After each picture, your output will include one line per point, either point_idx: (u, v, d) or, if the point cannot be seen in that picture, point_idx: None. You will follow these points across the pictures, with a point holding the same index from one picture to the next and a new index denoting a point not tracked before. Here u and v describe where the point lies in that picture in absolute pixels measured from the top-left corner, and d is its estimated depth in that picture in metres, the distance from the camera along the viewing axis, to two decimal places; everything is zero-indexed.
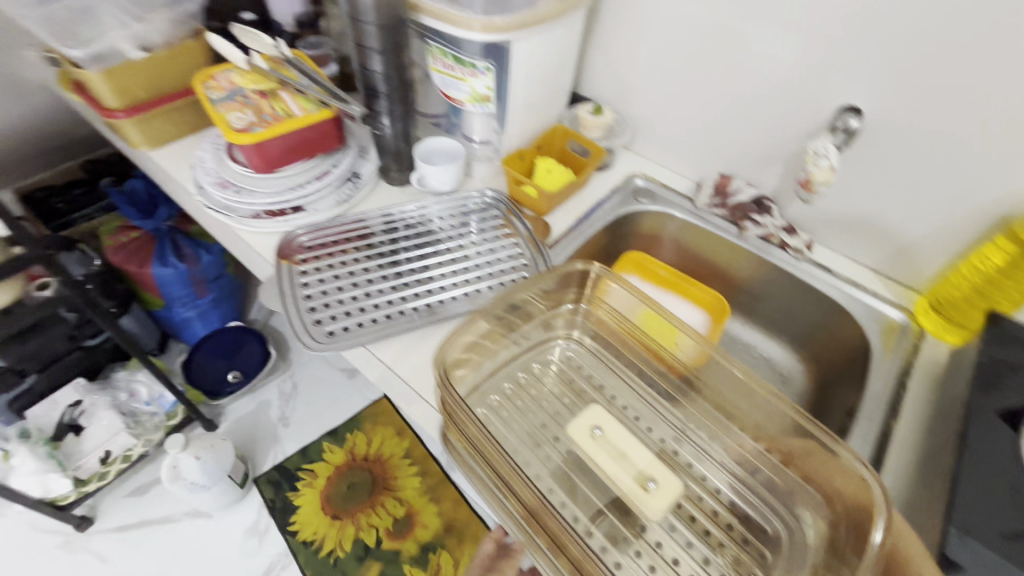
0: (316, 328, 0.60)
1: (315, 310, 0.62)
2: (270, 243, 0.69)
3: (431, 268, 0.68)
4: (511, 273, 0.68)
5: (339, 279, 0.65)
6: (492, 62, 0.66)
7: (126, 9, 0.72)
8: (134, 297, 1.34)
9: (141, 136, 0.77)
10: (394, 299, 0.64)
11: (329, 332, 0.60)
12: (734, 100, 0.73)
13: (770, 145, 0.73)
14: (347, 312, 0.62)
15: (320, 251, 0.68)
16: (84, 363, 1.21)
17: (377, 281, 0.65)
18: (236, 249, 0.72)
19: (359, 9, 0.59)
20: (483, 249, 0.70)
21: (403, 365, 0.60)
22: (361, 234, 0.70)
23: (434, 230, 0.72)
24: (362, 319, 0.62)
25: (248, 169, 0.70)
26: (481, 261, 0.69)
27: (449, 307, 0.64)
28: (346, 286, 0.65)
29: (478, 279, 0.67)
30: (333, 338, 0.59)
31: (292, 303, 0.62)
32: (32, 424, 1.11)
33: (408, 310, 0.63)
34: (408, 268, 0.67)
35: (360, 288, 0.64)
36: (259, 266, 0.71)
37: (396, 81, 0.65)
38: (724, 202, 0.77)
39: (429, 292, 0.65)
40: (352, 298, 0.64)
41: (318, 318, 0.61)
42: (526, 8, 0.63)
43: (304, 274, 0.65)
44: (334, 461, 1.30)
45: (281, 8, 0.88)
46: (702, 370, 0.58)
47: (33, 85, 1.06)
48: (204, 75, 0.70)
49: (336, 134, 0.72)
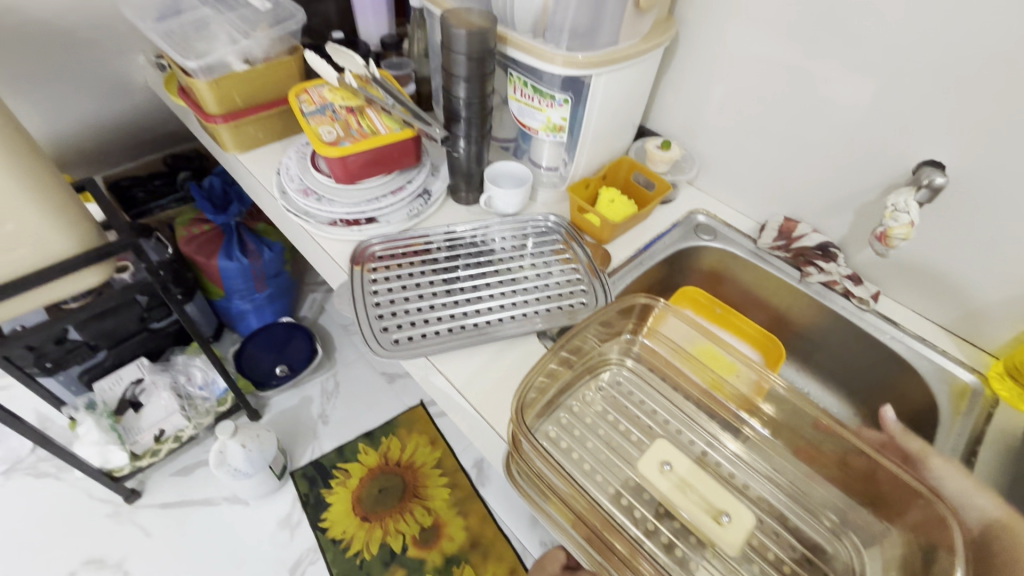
0: (383, 335, 0.63)
1: (383, 317, 0.64)
2: (343, 250, 0.73)
3: (493, 286, 0.70)
4: (571, 297, 0.69)
5: (406, 290, 0.68)
6: (571, 95, 0.68)
7: (235, 25, 0.79)
8: (199, 286, 1.42)
9: (233, 141, 0.83)
10: (457, 313, 0.66)
11: (395, 339, 0.62)
12: (807, 145, 0.73)
13: (842, 193, 0.72)
14: (412, 322, 0.64)
15: (389, 262, 0.71)
16: (149, 344, 1.29)
17: (441, 294, 0.68)
18: (310, 253, 0.76)
19: (452, 38, 0.63)
20: (544, 272, 0.72)
21: (459, 378, 0.61)
22: (428, 249, 0.73)
23: (497, 250, 0.75)
24: (426, 329, 0.64)
25: (330, 179, 0.74)
26: (542, 284, 0.70)
27: (510, 325, 0.65)
28: (412, 297, 0.67)
29: (538, 302, 0.68)
30: (399, 346, 0.61)
31: (361, 309, 0.65)
32: (98, 397, 1.19)
33: (470, 324, 0.65)
34: (471, 284, 0.69)
35: (425, 300, 0.67)
36: (329, 271, 0.75)
37: (477, 107, 0.68)
38: (787, 245, 0.77)
39: (490, 310, 0.67)
40: (418, 308, 0.66)
41: (385, 325, 0.63)
42: (607, 46, 0.66)
43: (374, 282, 0.68)
44: (368, 462, 1.33)
45: (370, 30, 0.94)
46: (764, 403, 0.61)
47: (137, 85, 1.15)
48: (298, 89, 0.76)
49: (413, 152, 0.75)
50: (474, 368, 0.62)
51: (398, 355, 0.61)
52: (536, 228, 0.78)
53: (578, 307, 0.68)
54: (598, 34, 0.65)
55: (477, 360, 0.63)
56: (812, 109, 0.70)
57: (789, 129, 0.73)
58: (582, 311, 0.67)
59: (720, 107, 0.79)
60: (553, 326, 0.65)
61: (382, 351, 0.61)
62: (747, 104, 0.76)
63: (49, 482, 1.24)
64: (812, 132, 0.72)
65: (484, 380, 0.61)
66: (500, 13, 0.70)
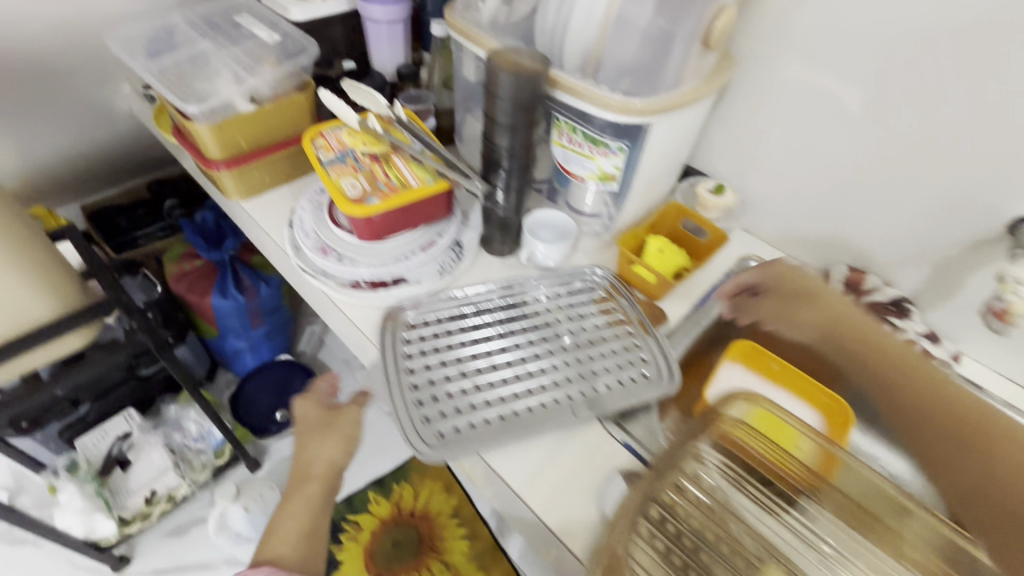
0: (425, 427, 0.54)
1: (423, 403, 0.56)
2: (370, 317, 0.64)
3: (542, 357, 0.61)
4: (631, 368, 0.61)
5: (446, 366, 0.60)
6: (626, 142, 0.61)
7: (239, 59, 0.70)
8: (191, 325, 1.32)
9: (235, 187, 0.74)
10: (506, 394, 0.58)
11: (439, 432, 0.54)
12: (880, 192, 0.66)
13: (919, 243, 0.66)
14: (457, 408, 0.56)
15: (422, 331, 0.63)
16: (138, 393, 1.18)
17: (485, 370, 0.59)
18: (329, 317, 0.67)
19: (498, 84, 0.55)
20: (597, 337, 0.64)
21: (518, 477, 0.53)
22: (465, 313, 0.65)
23: (541, 311, 0.67)
24: (474, 418, 0.56)
25: (351, 236, 0.66)
26: (597, 353, 0.62)
27: (568, 408, 0.57)
28: (454, 375, 0.59)
29: (596, 375, 0.60)
30: (445, 441, 0.53)
31: (398, 395, 0.56)
32: (82, 456, 1.08)
33: (521, 408, 0.57)
34: (517, 356, 0.61)
35: (468, 379, 0.58)
36: (353, 338, 0.66)
37: (522, 157, 0.60)
38: (856, 298, 0.70)
39: (544, 388, 0.59)
40: (461, 390, 0.58)
41: (427, 414, 0.55)
42: (667, 89, 0.58)
43: (408, 358, 0.60)
44: (380, 513, 1.24)
45: (385, 59, 0.86)
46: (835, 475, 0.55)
47: (120, 115, 1.05)
48: (313, 132, 0.67)
49: (445, 203, 0.67)
50: (535, 465, 0.54)
51: (445, 453, 0.53)
52: (580, 282, 0.71)
53: (642, 381, 0.60)
54: (660, 77, 0.57)
55: (536, 454, 0.55)
56: (887, 155, 0.64)
57: (858, 174, 0.67)
58: (646, 386, 0.60)
59: (777, 146, 0.73)
60: (616, 408, 0.58)
61: (426, 449, 0.53)
62: (809, 145, 0.70)
63: (26, 550, 1.12)
64: (885, 180, 0.65)
65: (547, 480, 0.53)
66: (545, 50, 0.62)
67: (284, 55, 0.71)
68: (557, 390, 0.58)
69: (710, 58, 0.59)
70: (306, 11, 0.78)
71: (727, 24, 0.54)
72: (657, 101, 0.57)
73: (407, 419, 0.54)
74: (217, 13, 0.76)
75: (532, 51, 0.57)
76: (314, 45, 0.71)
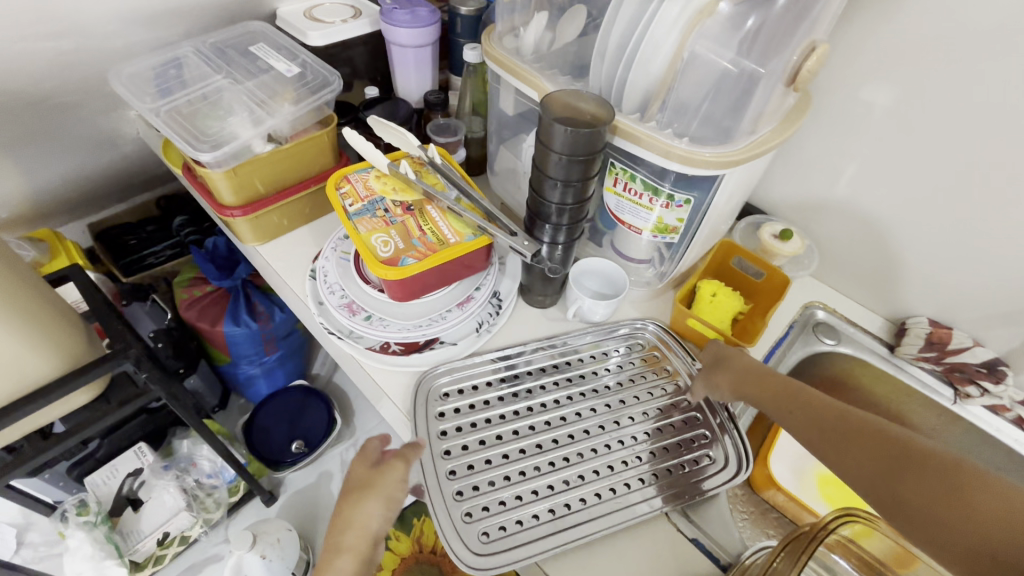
0: (467, 526, 0.48)
1: (463, 496, 0.50)
2: (402, 384, 0.58)
3: (594, 435, 0.54)
4: (694, 448, 0.55)
5: (486, 446, 0.53)
6: (695, 194, 0.54)
7: (256, 96, 0.63)
8: (202, 353, 1.27)
9: (251, 233, 0.68)
10: (556, 481, 0.51)
11: (483, 533, 0.48)
12: (971, 241, 0.59)
13: (1013, 301, 0.59)
14: (501, 501, 0.50)
15: (458, 403, 0.56)
16: (148, 426, 1.13)
17: (530, 452, 0.53)
18: (357, 381, 0.61)
19: (551, 134, 0.48)
20: (653, 408, 0.57)
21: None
22: (504, 380, 0.58)
23: (590, 375, 0.59)
24: (521, 514, 0.49)
25: (382, 293, 0.60)
26: (653, 427, 0.55)
27: (626, 500, 0.50)
28: (495, 457, 0.52)
29: (654, 457, 0.53)
30: (491, 545, 0.47)
31: (435, 486, 0.50)
32: (92, 494, 1.03)
33: (574, 500, 0.50)
34: (567, 434, 0.54)
35: (512, 463, 0.52)
36: (383, 405, 0.60)
37: (574, 211, 0.54)
38: (938, 356, 0.64)
39: (597, 473, 0.52)
40: (504, 477, 0.51)
41: (468, 510, 0.49)
42: (743, 138, 0.51)
43: (444, 438, 0.53)
44: (400, 550, 1.18)
45: (410, 84, 0.79)
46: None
47: (128, 139, 0.98)
48: (337, 176, 0.60)
49: (484, 256, 0.61)
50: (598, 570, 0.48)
51: (490, 561, 0.46)
52: (630, 339, 0.64)
53: (706, 465, 0.53)
54: (735, 121, 0.50)
55: (598, 560, 0.48)
56: (984, 205, 0.57)
57: (946, 221, 0.60)
58: (713, 471, 0.53)
59: (849, 185, 0.66)
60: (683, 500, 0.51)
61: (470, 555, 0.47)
62: (888, 187, 0.63)
63: None
64: (978, 231, 0.58)
65: None
66: (599, 89, 0.55)
67: (304, 89, 0.65)
68: (612, 478, 0.52)
69: (790, 99, 0.52)
70: (326, 37, 0.71)
71: (816, 64, 0.47)
72: (731, 149, 0.50)
73: (447, 517, 0.48)
74: (230, 41, 0.69)
75: (592, 97, 0.51)
76: (338, 78, 0.65)
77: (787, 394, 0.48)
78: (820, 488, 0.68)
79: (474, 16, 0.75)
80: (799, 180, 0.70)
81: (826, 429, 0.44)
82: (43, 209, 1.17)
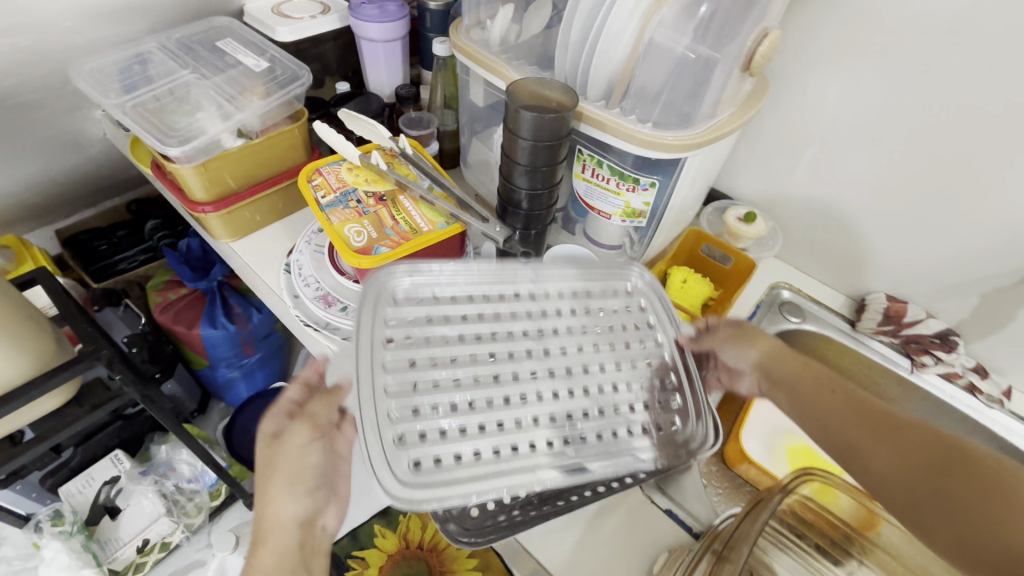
0: (396, 451, 0.41)
1: (399, 416, 0.42)
2: None
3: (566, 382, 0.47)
4: (666, 410, 0.48)
5: (435, 367, 0.46)
6: (659, 177, 0.55)
7: (226, 92, 0.64)
8: (178, 357, 1.25)
9: (224, 229, 0.67)
10: (507, 421, 0.44)
11: (413, 462, 0.41)
12: (918, 219, 0.63)
13: (960, 274, 0.63)
14: (442, 431, 0.43)
15: (414, 312, 0.48)
16: (124, 432, 1.11)
17: (485, 382, 0.46)
18: None
19: (518, 121, 0.50)
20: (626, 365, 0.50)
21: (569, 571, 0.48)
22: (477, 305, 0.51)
23: (564, 314, 0.52)
24: (461, 448, 0.42)
25: (357, 283, 0.60)
26: (622, 384, 0.49)
27: (581, 455, 0.44)
28: (443, 381, 0.45)
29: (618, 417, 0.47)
30: (422, 475, 0.40)
31: (367, 401, 0.41)
32: (66, 505, 1.00)
33: (525, 444, 0.44)
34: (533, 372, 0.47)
35: (463, 391, 0.45)
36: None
37: (544, 196, 0.55)
38: (896, 330, 0.67)
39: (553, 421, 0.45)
40: (451, 405, 0.44)
41: (401, 432, 0.42)
42: (703, 120, 0.53)
43: (389, 347, 0.46)
44: (387, 547, 1.19)
45: (381, 78, 0.79)
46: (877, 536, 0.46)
47: (93, 139, 0.97)
48: (309, 169, 0.61)
49: (457, 245, 0.62)
50: (580, 537, 0.50)
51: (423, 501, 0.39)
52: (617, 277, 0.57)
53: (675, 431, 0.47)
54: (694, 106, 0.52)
55: (577, 531, 0.50)
56: (933, 182, 0.60)
57: (896, 201, 0.63)
58: (684, 439, 0.46)
59: (808, 167, 0.69)
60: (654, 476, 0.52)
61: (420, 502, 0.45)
62: (843, 168, 0.66)
63: None
64: (928, 208, 0.61)
65: (589, 563, 0.49)
66: (564, 77, 0.57)
67: (273, 84, 0.65)
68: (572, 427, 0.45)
69: (747, 84, 0.54)
70: (293, 32, 0.72)
71: (769, 50, 0.49)
72: (690, 136, 0.52)
73: (375, 438, 0.40)
74: (195, 36, 0.69)
75: (555, 85, 0.52)
76: (307, 73, 0.66)
77: (816, 379, 0.46)
78: (792, 459, 0.70)
79: (443, 10, 0.76)
80: (762, 165, 0.73)
81: (849, 412, 0.43)
82: (5, 214, 1.13)
